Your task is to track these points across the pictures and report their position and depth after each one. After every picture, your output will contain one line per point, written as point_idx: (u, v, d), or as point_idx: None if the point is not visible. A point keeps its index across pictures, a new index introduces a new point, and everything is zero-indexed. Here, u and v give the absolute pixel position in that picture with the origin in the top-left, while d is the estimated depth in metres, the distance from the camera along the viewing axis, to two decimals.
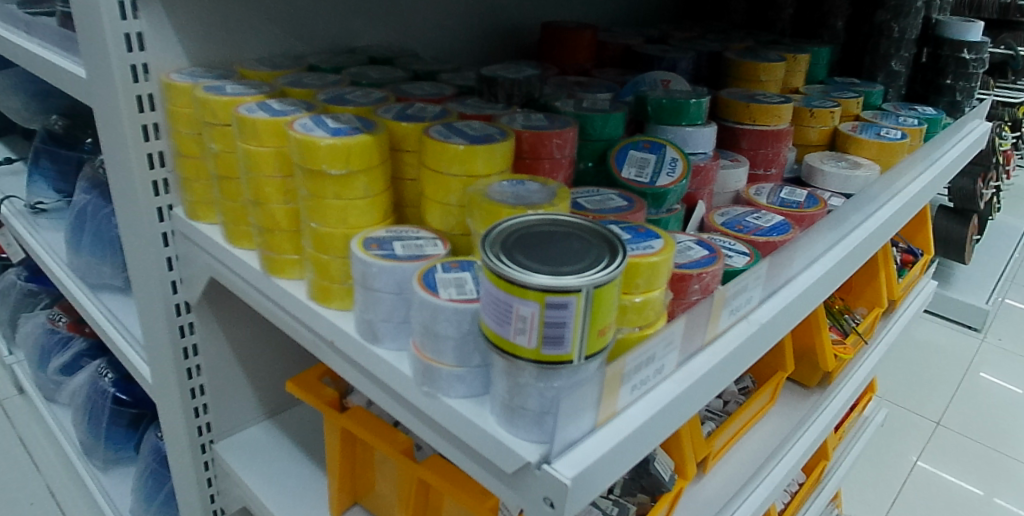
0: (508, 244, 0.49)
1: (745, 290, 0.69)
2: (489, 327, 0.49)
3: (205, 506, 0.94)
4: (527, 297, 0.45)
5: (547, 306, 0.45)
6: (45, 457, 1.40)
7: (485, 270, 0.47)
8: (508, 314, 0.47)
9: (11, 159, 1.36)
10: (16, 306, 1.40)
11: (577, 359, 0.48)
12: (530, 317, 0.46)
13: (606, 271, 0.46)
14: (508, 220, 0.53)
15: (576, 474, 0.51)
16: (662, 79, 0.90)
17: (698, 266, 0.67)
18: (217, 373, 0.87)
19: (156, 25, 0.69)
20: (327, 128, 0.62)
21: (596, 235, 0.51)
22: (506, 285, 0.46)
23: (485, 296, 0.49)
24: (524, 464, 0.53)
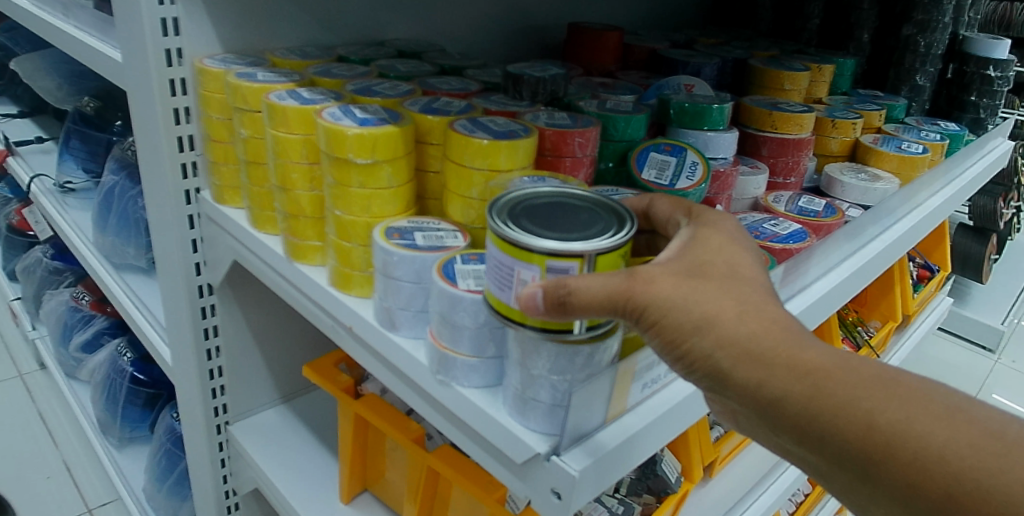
0: (515, 213, 0.49)
1: None
2: (492, 294, 0.49)
3: (217, 488, 0.95)
4: (530, 260, 0.45)
5: (548, 268, 0.45)
6: (63, 434, 1.42)
7: (491, 235, 0.47)
8: (510, 278, 0.47)
9: (42, 138, 1.38)
10: (41, 283, 1.42)
11: (577, 329, 0.48)
12: (531, 280, 0.46)
13: (615, 237, 0.46)
14: (517, 192, 0.52)
15: (585, 467, 0.52)
16: (686, 84, 0.91)
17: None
18: (236, 356, 0.88)
19: (192, 12, 0.70)
20: (354, 118, 0.64)
21: (605, 209, 0.51)
22: (511, 250, 0.46)
23: (488, 261, 0.49)
24: (533, 455, 0.54)
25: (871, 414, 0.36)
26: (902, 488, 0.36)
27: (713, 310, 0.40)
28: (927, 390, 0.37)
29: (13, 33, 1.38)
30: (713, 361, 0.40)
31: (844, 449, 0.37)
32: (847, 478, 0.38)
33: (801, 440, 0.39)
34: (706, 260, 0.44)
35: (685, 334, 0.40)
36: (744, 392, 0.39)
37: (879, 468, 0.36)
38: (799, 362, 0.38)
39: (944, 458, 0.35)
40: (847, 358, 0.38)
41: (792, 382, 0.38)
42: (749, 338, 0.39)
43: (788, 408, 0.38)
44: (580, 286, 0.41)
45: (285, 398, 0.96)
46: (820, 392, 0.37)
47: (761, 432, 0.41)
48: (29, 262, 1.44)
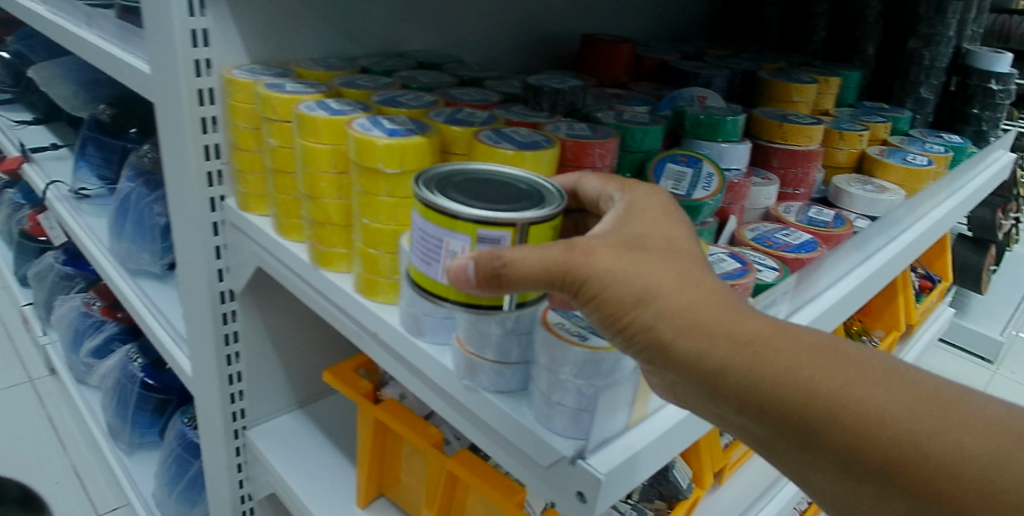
0: (445, 187, 0.52)
1: (772, 303, 0.75)
2: (420, 268, 0.52)
3: (233, 492, 0.95)
4: (461, 231, 0.48)
5: (480, 238, 0.48)
6: (72, 439, 1.42)
7: (419, 206, 0.50)
8: (438, 249, 0.50)
9: (57, 144, 1.39)
10: (51, 289, 1.42)
11: (506, 305, 0.51)
12: (460, 251, 0.49)
13: (545, 210, 0.49)
14: (449, 170, 0.56)
15: (610, 471, 0.54)
16: (698, 95, 0.93)
17: (730, 277, 0.70)
18: (256, 362, 0.88)
19: (221, 23, 0.72)
20: (383, 128, 0.65)
21: (534, 188, 0.54)
22: (438, 220, 0.49)
23: (416, 234, 0.51)
24: (558, 458, 0.55)
25: (811, 381, 0.37)
26: (843, 451, 0.36)
27: (654, 282, 0.41)
28: (866, 357, 0.38)
29: (28, 41, 1.42)
30: (653, 332, 0.40)
31: (786, 416, 0.38)
32: (788, 445, 0.39)
33: (743, 408, 0.40)
34: (642, 235, 0.45)
35: (628, 309, 0.41)
36: (685, 364, 0.40)
37: (820, 434, 0.37)
38: (739, 332, 0.39)
39: (883, 420, 0.35)
40: (785, 328, 0.39)
41: (733, 352, 0.39)
42: (690, 308, 0.40)
43: (730, 378, 0.39)
44: (518, 258, 0.42)
45: (302, 403, 0.96)
46: (759, 361, 0.38)
47: (705, 404, 0.42)
48: (40, 268, 1.45)
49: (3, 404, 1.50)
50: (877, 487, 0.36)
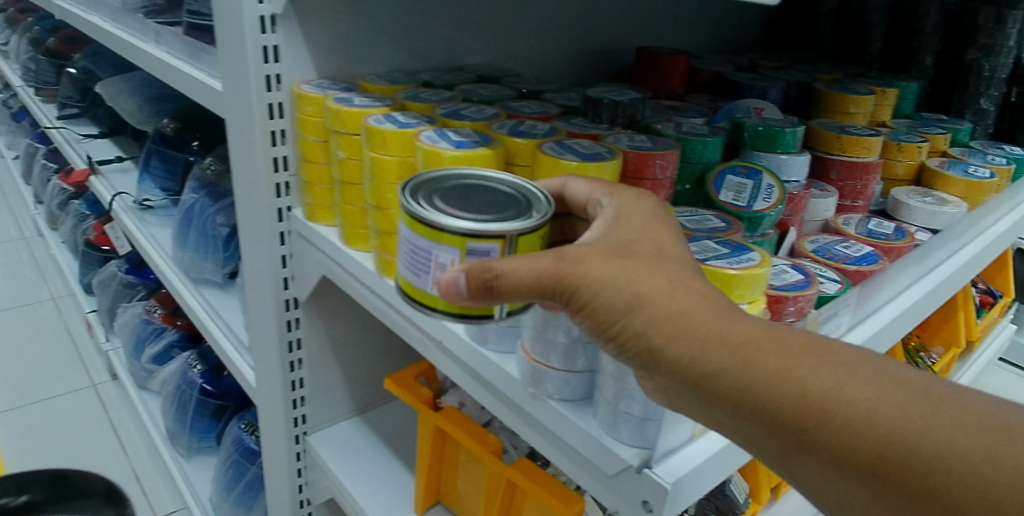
0: (431, 195, 0.53)
1: (835, 315, 0.75)
2: (408, 279, 0.53)
3: (292, 497, 0.97)
4: (448, 243, 0.49)
5: (468, 250, 0.49)
6: (133, 443, 1.46)
7: (407, 218, 0.51)
8: (428, 261, 0.50)
9: (123, 157, 1.44)
10: (115, 296, 1.47)
11: (497, 313, 0.51)
12: (449, 263, 0.50)
13: (533, 219, 0.50)
14: (434, 175, 0.56)
15: (676, 480, 0.53)
16: (755, 107, 0.92)
17: (795, 289, 0.70)
18: (317, 369, 0.89)
19: (292, 39, 0.74)
20: (450, 140, 0.67)
21: (519, 193, 0.55)
22: (427, 233, 0.49)
23: (405, 246, 0.52)
24: (625, 466, 0.54)
25: (801, 382, 0.38)
26: (833, 451, 0.37)
27: (644, 290, 0.43)
28: (855, 357, 0.39)
29: (94, 58, 1.55)
30: (646, 339, 0.43)
31: (777, 417, 0.39)
32: (781, 448, 0.40)
33: (736, 411, 0.41)
34: (634, 242, 0.48)
35: (620, 317, 0.44)
36: (680, 368, 0.42)
37: (812, 435, 0.38)
38: (731, 336, 0.41)
39: (871, 419, 0.36)
40: (775, 330, 0.41)
41: (722, 356, 0.41)
42: (680, 315, 0.42)
43: (722, 380, 0.41)
44: (507, 272, 0.45)
45: (360, 410, 0.97)
46: (750, 364, 0.40)
47: (701, 410, 0.43)
48: (105, 277, 1.50)
49: (69, 407, 1.56)
50: (870, 489, 0.37)
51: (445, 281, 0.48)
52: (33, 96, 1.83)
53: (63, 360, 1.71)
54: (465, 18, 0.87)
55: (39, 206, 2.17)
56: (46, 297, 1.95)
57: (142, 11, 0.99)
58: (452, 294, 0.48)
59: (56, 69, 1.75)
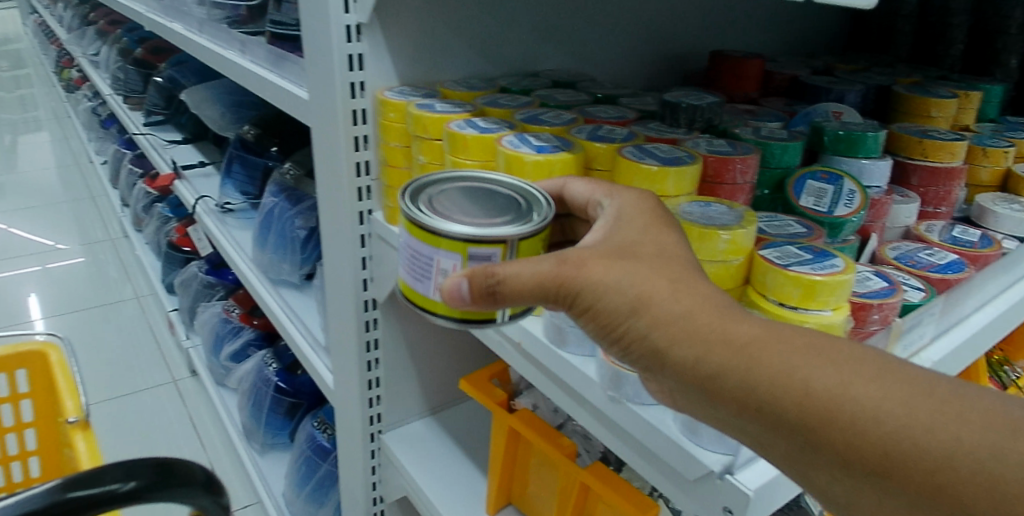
0: (433, 200, 0.54)
1: (920, 325, 0.73)
2: (411, 285, 0.54)
3: (367, 494, 0.99)
4: (451, 249, 0.50)
5: (471, 255, 0.50)
6: (210, 437, 1.52)
7: (408, 224, 0.52)
8: (430, 267, 0.51)
9: (205, 163, 1.51)
10: (195, 296, 1.54)
11: (499, 317, 0.52)
12: (451, 268, 0.51)
13: (534, 223, 0.51)
14: (437, 179, 0.57)
15: (759, 487, 0.53)
16: (834, 111, 0.90)
17: (879, 296, 0.67)
18: (393, 369, 0.91)
19: (375, 47, 0.76)
20: (531, 145, 0.68)
21: (522, 196, 0.55)
22: (427, 239, 0.51)
23: (407, 252, 0.53)
24: (706, 472, 0.54)
25: (806, 382, 0.38)
26: (839, 452, 0.37)
27: (648, 291, 0.43)
28: (859, 355, 0.39)
29: (179, 67, 1.64)
30: (649, 340, 0.43)
31: (783, 417, 0.39)
32: (788, 447, 0.40)
33: (742, 412, 0.41)
34: (634, 244, 0.48)
35: (624, 319, 0.44)
36: (684, 370, 0.42)
37: (819, 436, 0.38)
38: (735, 336, 0.41)
39: (878, 418, 0.36)
40: (779, 331, 0.41)
41: (723, 356, 0.41)
42: (684, 315, 0.42)
43: (726, 380, 0.41)
44: (507, 277, 0.46)
45: (433, 411, 0.99)
46: (753, 364, 0.40)
47: (707, 411, 0.43)
48: (187, 277, 1.58)
49: (151, 401, 1.63)
50: (879, 487, 0.37)
51: (447, 287, 0.49)
52: (123, 105, 1.93)
53: (146, 356, 1.79)
54: (541, 24, 0.88)
55: (125, 209, 2.29)
56: (131, 296, 2.06)
57: (225, 21, 1.06)
58: (454, 300, 0.49)
59: (144, 78, 1.84)
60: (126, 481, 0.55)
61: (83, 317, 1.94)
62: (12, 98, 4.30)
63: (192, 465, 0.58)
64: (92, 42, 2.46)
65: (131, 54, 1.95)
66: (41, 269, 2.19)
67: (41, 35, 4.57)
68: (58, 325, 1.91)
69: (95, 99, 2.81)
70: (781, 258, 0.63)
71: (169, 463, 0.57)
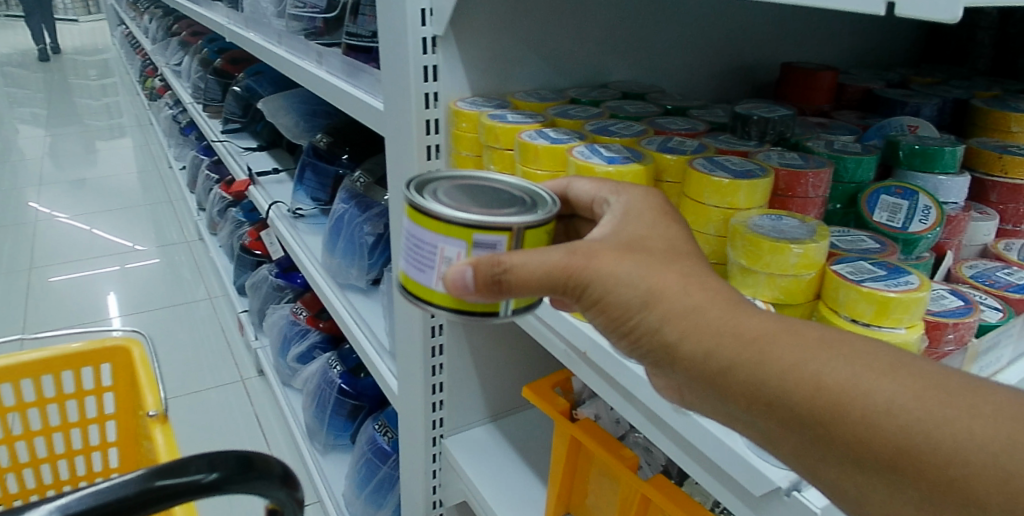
0: (435, 190, 0.53)
1: (996, 347, 0.70)
2: (409, 275, 0.53)
3: (426, 497, 1.01)
4: (455, 236, 0.49)
5: (475, 243, 0.49)
6: (274, 434, 1.57)
7: (413, 213, 0.51)
8: (434, 256, 0.51)
9: (278, 169, 1.57)
10: (265, 297, 1.61)
11: (501, 311, 0.52)
12: (456, 257, 0.50)
13: (539, 215, 0.51)
14: (437, 173, 0.56)
15: (826, 505, 0.51)
16: (910, 124, 0.88)
17: (956, 315, 0.65)
18: (456, 375, 0.93)
19: (449, 58, 0.77)
20: (602, 156, 0.68)
21: (523, 193, 0.56)
22: (435, 227, 0.50)
23: (409, 242, 0.52)
24: (773, 488, 0.52)
25: (818, 375, 0.40)
26: (849, 444, 0.39)
27: (659, 286, 0.46)
28: (869, 351, 0.41)
29: (257, 77, 1.70)
30: (661, 335, 0.46)
31: (793, 411, 0.41)
32: (797, 441, 0.42)
33: (752, 406, 0.43)
34: (644, 237, 0.50)
35: (634, 313, 0.47)
36: (698, 363, 0.45)
37: (830, 429, 0.40)
38: (748, 331, 0.43)
39: (890, 412, 0.38)
40: (788, 325, 0.43)
41: (734, 350, 0.43)
42: (693, 311, 0.45)
43: (738, 375, 0.43)
44: (517, 267, 0.47)
45: (493, 417, 1.00)
46: (766, 357, 0.42)
47: (719, 405, 0.45)
48: (256, 279, 1.65)
49: (220, 398, 1.68)
50: (889, 480, 0.38)
51: (453, 275, 0.49)
52: (202, 112, 2.01)
53: (215, 354, 1.86)
54: (612, 36, 0.89)
55: (202, 213, 2.39)
56: (203, 297, 2.14)
57: (303, 33, 1.11)
58: (459, 288, 0.49)
59: (222, 87, 1.92)
60: (209, 471, 0.52)
61: (159, 315, 2.03)
62: (99, 105, 4.53)
63: (271, 457, 0.55)
64: (174, 53, 2.58)
65: (210, 64, 2.03)
66: (120, 269, 2.30)
67: (125, 46, 4.80)
68: (136, 322, 2.00)
69: (175, 107, 2.94)
70: (853, 274, 0.61)
71: (249, 456, 0.54)
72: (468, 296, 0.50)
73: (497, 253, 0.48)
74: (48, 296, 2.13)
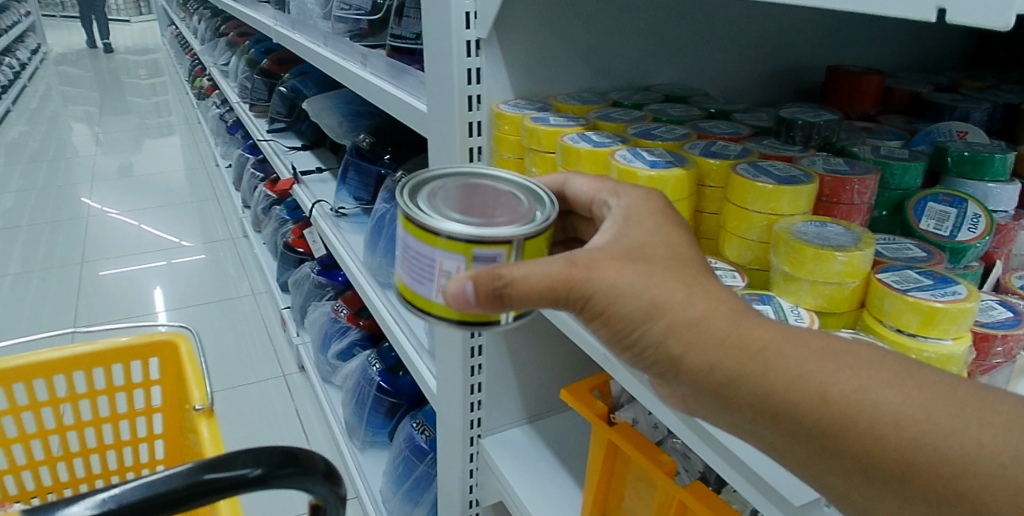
0: (433, 201, 0.54)
1: None
2: (409, 286, 0.54)
3: (463, 496, 1.02)
4: (454, 251, 0.50)
5: (474, 257, 0.49)
6: (313, 428, 1.60)
7: (412, 227, 0.51)
8: (433, 269, 0.51)
9: (322, 168, 1.60)
10: (307, 295, 1.65)
11: (503, 320, 0.52)
12: (455, 271, 0.50)
13: (537, 223, 0.51)
14: (435, 178, 0.57)
15: None
16: (959, 130, 0.85)
17: (1005, 327, 0.63)
18: (495, 375, 0.93)
19: (493, 62, 0.78)
20: (644, 160, 0.68)
21: (524, 194, 0.56)
22: (434, 242, 0.50)
23: (408, 253, 0.53)
24: (813, 500, 0.52)
25: (824, 385, 0.40)
26: (858, 456, 0.39)
27: (662, 297, 0.46)
28: (876, 361, 0.40)
29: (303, 78, 1.75)
30: (665, 348, 0.46)
31: (799, 422, 0.41)
32: (803, 452, 0.42)
33: (758, 416, 0.43)
34: (646, 247, 0.49)
35: (638, 325, 0.46)
36: (699, 375, 0.44)
37: (837, 439, 0.40)
38: (752, 341, 0.43)
39: (898, 423, 0.38)
40: (791, 334, 0.43)
41: (739, 361, 0.43)
42: (698, 320, 0.44)
43: (743, 386, 0.43)
44: (516, 280, 0.47)
45: (531, 418, 1.00)
46: (770, 368, 0.42)
47: (723, 417, 0.45)
48: (299, 277, 1.70)
49: (261, 392, 1.72)
50: (899, 492, 0.38)
51: (454, 289, 0.49)
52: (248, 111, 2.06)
53: (257, 348, 1.90)
54: (656, 39, 0.88)
55: (246, 210, 2.44)
56: (247, 292, 2.19)
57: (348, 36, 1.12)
58: (459, 302, 0.49)
59: (268, 87, 1.96)
60: (255, 466, 0.53)
61: (204, 310, 2.08)
62: (148, 103, 4.66)
63: (315, 454, 0.55)
64: (222, 53, 2.64)
65: (257, 64, 2.08)
66: (167, 264, 2.36)
67: (174, 46, 4.93)
68: (181, 317, 2.05)
69: (222, 106, 3.01)
70: (898, 283, 0.60)
71: (295, 451, 0.55)
72: (468, 309, 0.50)
73: (496, 266, 0.49)
74: (98, 289, 2.19)
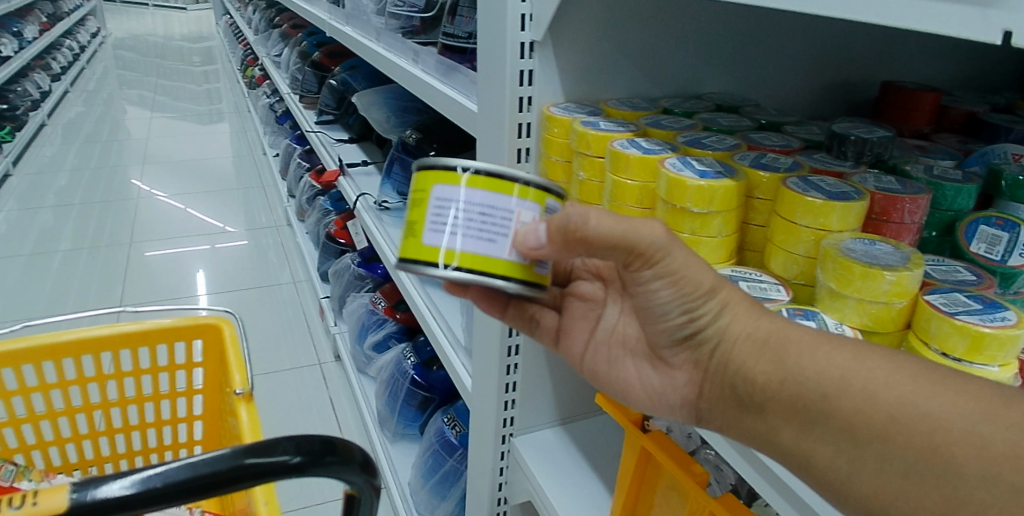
0: None
1: None
2: (468, 247, 0.53)
3: (493, 494, 1.03)
4: (534, 200, 0.54)
5: (546, 207, 0.55)
6: (346, 416, 1.62)
7: (483, 180, 0.53)
8: (505, 221, 0.53)
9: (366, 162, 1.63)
10: (347, 285, 1.70)
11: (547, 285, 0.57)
12: (526, 223, 0.54)
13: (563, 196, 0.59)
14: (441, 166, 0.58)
15: None
16: (1014, 153, 0.83)
17: None
18: (530, 375, 0.94)
19: (545, 64, 0.79)
20: (695, 169, 0.68)
21: None
22: (511, 189, 0.53)
23: (470, 213, 0.54)
24: None
25: (828, 354, 0.48)
26: (845, 420, 0.46)
27: (720, 281, 0.53)
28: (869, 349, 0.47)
29: (352, 72, 1.78)
30: (721, 317, 0.53)
31: (802, 385, 0.48)
32: (800, 420, 0.48)
33: (767, 385, 0.50)
34: None
35: (703, 297, 0.53)
36: (732, 346, 0.52)
37: (831, 401, 0.47)
38: (775, 326, 0.52)
39: (890, 385, 0.45)
40: (793, 324, 0.52)
41: (768, 334, 0.51)
42: (742, 302, 0.53)
43: (764, 357, 0.50)
44: (597, 220, 0.49)
45: (563, 420, 1.00)
46: (786, 343, 0.50)
47: (733, 389, 0.53)
48: (340, 267, 1.74)
49: (296, 379, 1.75)
50: (879, 451, 0.44)
51: (540, 232, 0.52)
52: (298, 102, 2.09)
53: (295, 335, 1.94)
54: (708, 50, 0.88)
55: (291, 198, 2.48)
56: (288, 280, 2.23)
57: (400, 32, 1.15)
58: (538, 244, 0.51)
59: (319, 79, 2.00)
60: (296, 453, 0.54)
61: (245, 295, 2.12)
62: (200, 90, 4.74)
63: (352, 444, 0.56)
64: (275, 43, 2.69)
65: (309, 56, 2.12)
66: (211, 248, 2.41)
67: (228, 33, 5.00)
68: (223, 300, 2.09)
69: (272, 95, 3.06)
70: (947, 306, 0.59)
71: (333, 441, 0.55)
72: (537, 254, 0.52)
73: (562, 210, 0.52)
74: (144, 270, 2.25)
